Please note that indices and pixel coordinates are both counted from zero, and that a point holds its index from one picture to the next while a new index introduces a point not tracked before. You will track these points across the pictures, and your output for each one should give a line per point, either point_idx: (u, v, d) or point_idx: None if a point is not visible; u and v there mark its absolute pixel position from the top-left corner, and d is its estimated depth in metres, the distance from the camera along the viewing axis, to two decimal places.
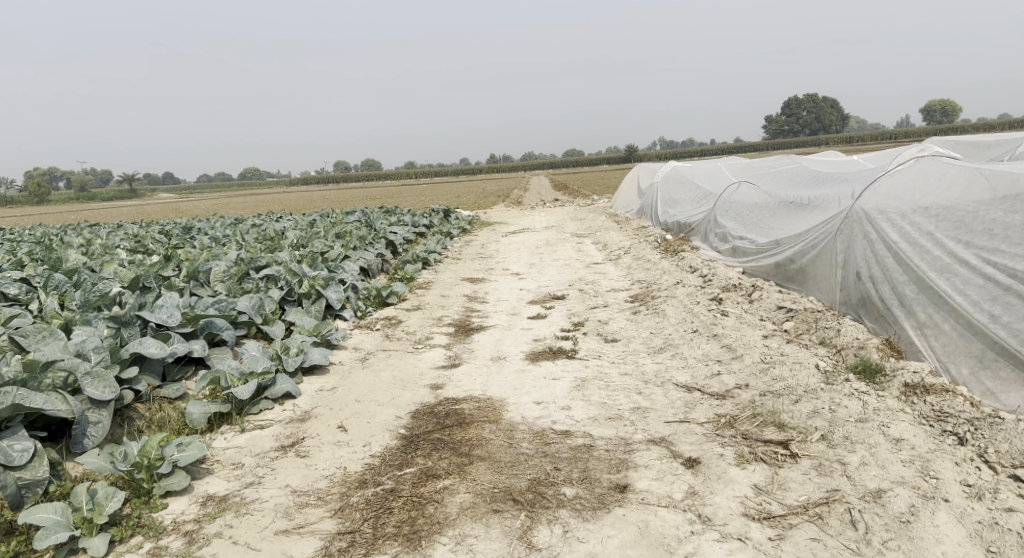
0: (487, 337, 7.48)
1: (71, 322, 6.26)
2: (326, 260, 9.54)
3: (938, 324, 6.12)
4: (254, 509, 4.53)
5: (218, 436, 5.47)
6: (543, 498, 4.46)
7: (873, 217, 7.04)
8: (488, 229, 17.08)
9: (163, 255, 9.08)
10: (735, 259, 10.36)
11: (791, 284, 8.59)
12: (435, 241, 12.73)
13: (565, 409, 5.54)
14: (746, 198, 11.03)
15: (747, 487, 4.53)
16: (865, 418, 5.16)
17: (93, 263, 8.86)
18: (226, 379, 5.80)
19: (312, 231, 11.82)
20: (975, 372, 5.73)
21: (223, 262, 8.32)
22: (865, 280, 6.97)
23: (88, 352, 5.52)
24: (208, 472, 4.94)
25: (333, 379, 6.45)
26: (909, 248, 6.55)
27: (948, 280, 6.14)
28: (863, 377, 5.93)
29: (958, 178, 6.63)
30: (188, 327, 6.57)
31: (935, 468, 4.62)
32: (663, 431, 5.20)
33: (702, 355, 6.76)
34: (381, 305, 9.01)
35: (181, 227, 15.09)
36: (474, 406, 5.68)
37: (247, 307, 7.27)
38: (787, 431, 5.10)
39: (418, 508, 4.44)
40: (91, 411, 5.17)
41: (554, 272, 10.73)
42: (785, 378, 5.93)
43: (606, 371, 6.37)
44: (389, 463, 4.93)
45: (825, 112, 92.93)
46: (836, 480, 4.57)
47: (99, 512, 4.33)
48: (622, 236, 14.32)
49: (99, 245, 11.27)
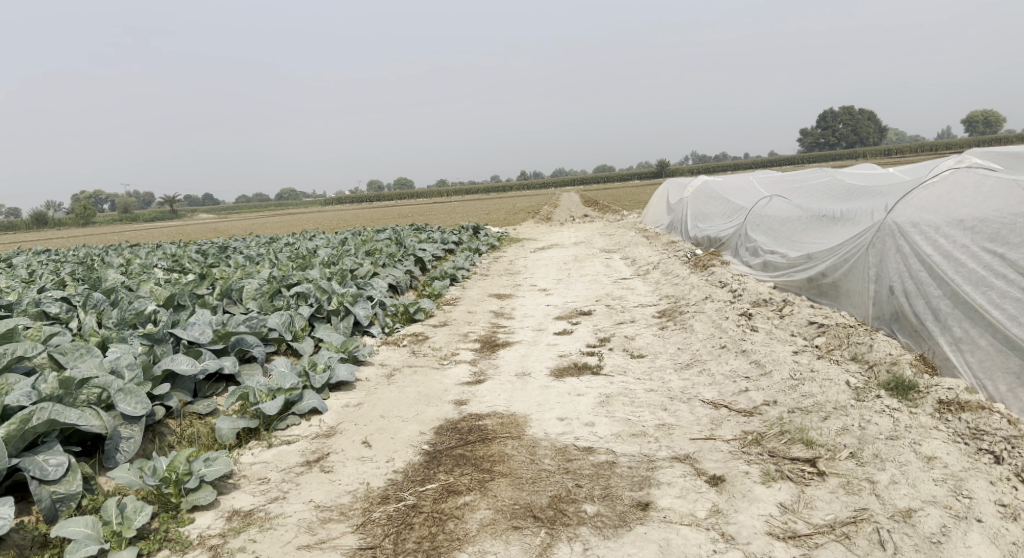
0: (512, 353, 7.48)
1: (108, 340, 6.43)
2: (355, 277, 9.65)
3: (974, 339, 5.96)
4: (278, 525, 4.57)
5: (245, 451, 5.55)
6: (564, 515, 4.43)
7: (906, 230, 6.91)
8: (518, 245, 17.14)
9: (197, 274, 9.29)
10: (766, 274, 10.24)
11: (822, 299, 8.46)
12: (464, 258, 12.80)
13: (589, 425, 5.51)
14: (777, 212, 10.91)
15: (772, 505, 4.45)
16: (896, 435, 5.03)
17: (131, 282, 9.10)
18: (254, 395, 5.90)
19: (343, 249, 11.96)
20: (1014, 389, 5.57)
21: (256, 280, 8.50)
22: (899, 294, 6.84)
23: (121, 369, 5.64)
24: (235, 487, 5.01)
25: (359, 396, 6.50)
26: (943, 262, 6.42)
27: (985, 294, 5.99)
28: (895, 394, 5.79)
29: (995, 191, 6.51)
30: (219, 344, 6.69)
31: (968, 487, 4.48)
32: (688, 448, 5.13)
33: (730, 371, 6.67)
34: (409, 321, 9.08)
35: (217, 246, 15.35)
36: (497, 422, 5.68)
37: (277, 324, 7.38)
38: (815, 449, 5.00)
39: (439, 524, 4.44)
40: (124, 427, 5.29)
41: (581, 287, 10.70)
42: (814, 395, 5.83)
43: (632, 387, 6.32)
44: (412, 479, 4.95)
45: (863, 124, 91.44)
46: (864, 499, 4.47)
47: (128, 526, 4.41)
48: (651, 251, 14.22)
49: (138, 265, 11.56)
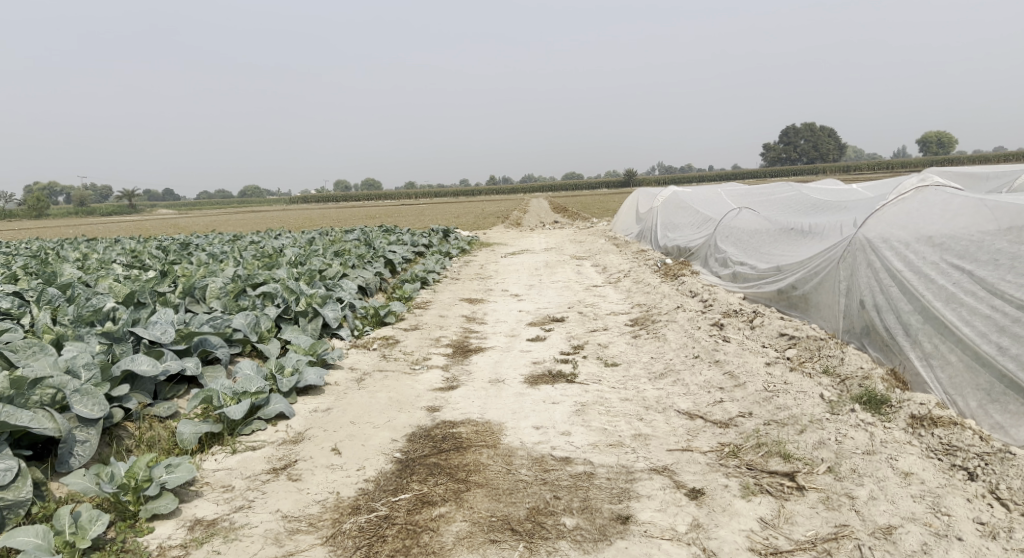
0: (485, 359, 7.37)
1: (62, 337, 6.15)
2: (324, 278, 9.45)
3: (945, 354, 6.01)
4: (243, 536, 4.38)
5: (208, 456, 5.33)
6: (542, 528, 4.33)
7: (876, 245, 6.95)
8: (487, 249, 17.04)
9: (158, 271, 8.99)
10: (735, 284, 10.28)
11: (792, 311, 8.49)
12: (434, 260, 12.64)
13: (565, 435, 5.42)
14: (747, 223, 10.97)
15: (752, 520, 4.40)
16: (872, 450, 5.03)
17: (87, 277, 8.77)
18: (219, 399, 5.68)
19: (310, 249, 11.71)
20: (983, 405, 5.62)
21: (220, 278, 8.25)
22: (869, 308, 6.87)
23: (78, 368, 5.39)
24: (197, 495, 4.80)
25: (328, 400, 6.32)
26: (913, 277, 6.47)
27: (955, 310, 6.05)
28: (868, 408, 5.80)
29: (962, 209, 6.59)
30: (181, 344, 6.46)
31: (946, 504, 4.49)
32: (665, 459, 5.07)
33: (704, 381, 6.63)
34: (379, 324, 8.89)
35: (178, 243, 14.92)
36: (472, 430, 5.55)
37: (242, 325, 7.16)
38: (792, 463, 4.97)
39: (413, 536, 4.30)
40: (79, 430, 5.05)
41: (553, 294, 10.63)
42: (790, 408, 5.81)
43: (607, 396, 6.24)
44: (384, 488, 4.80)
45: (823, 140, 93.44)
46: (844, 515, 4.44)
47: (82, 536, 4.18)
48: (621, 259, 14.22)
49: (95, 260, 11.20)
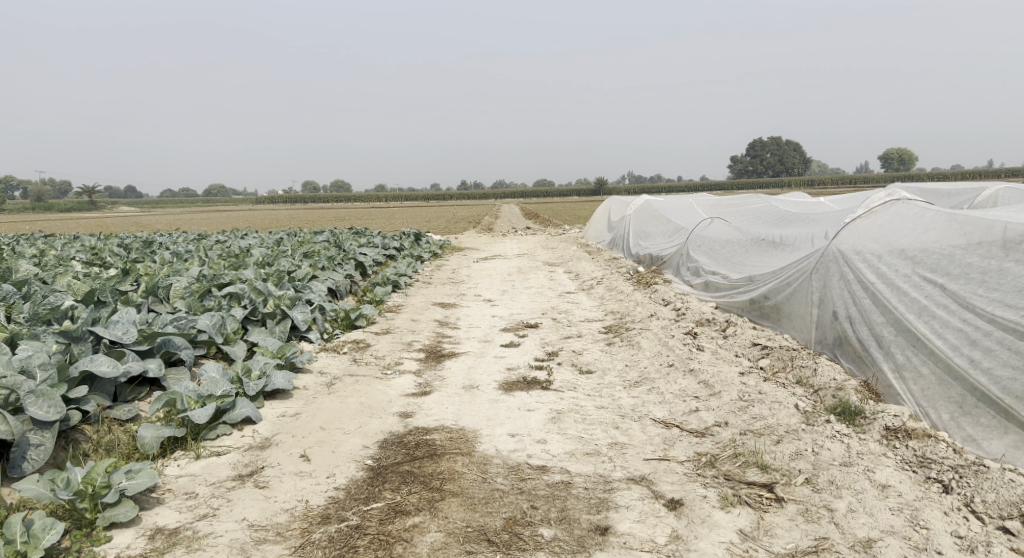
0: (458, 364, 7.24)
1: (17, 336, 5.91)
2: (292, 279, 9.24)
3: (917, 367, 6.03)
4: (207, 545, 4.20)
5: (170, 462, 5.14)
6: (519, 539, 4.22)
7: (849, 257, 6.98)
8: (459, 254, 16.90)
9: (120, 269, 8.72)
10: (707, 294, 10.29)
11: (764, 321, 8.50)
12: (406, 264, 12.48)
13: (541, 442, 5.32)
14: (719, 233, 11.01)
15: (732, 532, 4.34)
16: (849, 462, 5.02)
17: (45, 274, 8.48)
18: (182, 401, 5.48)
19: (279, 250, 11.48)
20: (956, 417, 5.63)
21: (185, 279, 8.01)
22: (842, 320, 6.89)
23: (33, 368, 5.18)
24: (158, 502, 4.60)
25: (296, 405, 6.14)
26: (886, 289, 6.50)
27: (927, 323, 6.08)
28: (843, 419, 5.79)
29: (934, 223, 6.65)
30: (143, 345, 6.24)
31: (925, 518, 4.48)
32: (643, 468, 4.99)
33: (680, 390, 6.58)
34: (349, 328, 8.71)
35: (142, 241, 14.53)
36: (446, 437, 5.43)
37: (208, 326, 6.95)
38: (770, 474, 4.93)
39: (385, 547, 4.16)
40: (33, 433, 4.83)
41: (526, 300, 10.53)
42: (765, 418, 5.78)
43: (582, 404, 6.16)
44: (355, 497, 4.65)
45: (789, 154, 95.16)
46: (824, 528, 4.41)
47: (34, 545, 3.95)
48: (594, 266, 14.19)
49: (53, 257, 10.85)
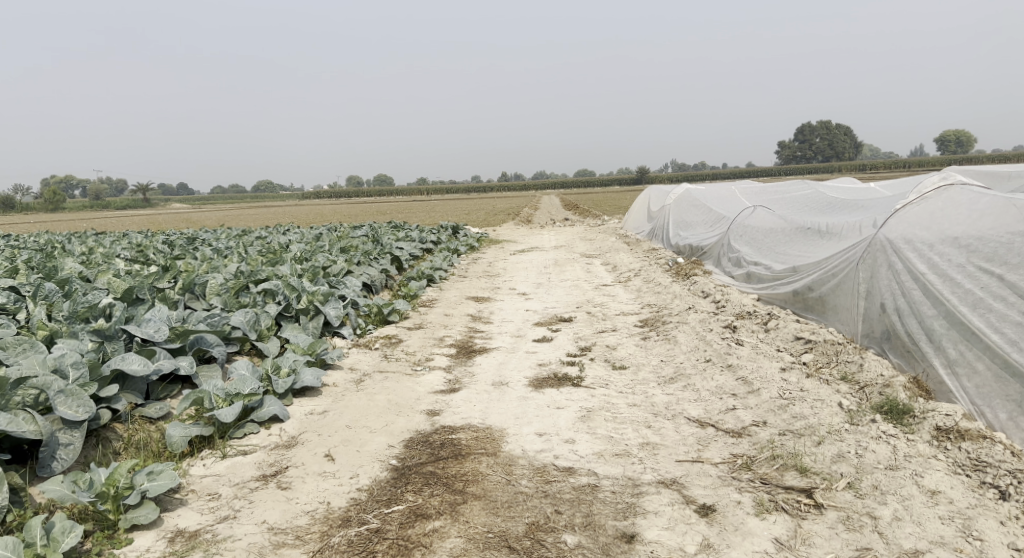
0: (489, 360, 7.12)
1: (56, 335, 5.98)
2: (327, 274, 9.21)
3: (971, 363, 5.69)
4: (226, 549, 4.15)
5: (196, 462, 5.11)
6: (542, 546, 4.07)
7: (899, 247, 6.62)
8: (497, 247, 16.76)
9: (161, 266, 8.79)
10: (749, 285, 9.95)
11: (808, 313, 8.16)
12: (442, 257, 12.41)
13: (569, 443, 5.16)
14: (761, 222, 10.65)
15: (767, 541, 4.12)
16: (896, 465, 4.74)
17: (89, 272, 8.60)
18: (209, 400, 5.45)
19: (315, 245, 11.47)
20: (1014, 417, 5.29)
21: (221, 275, 8.03)
22: (890, 312, 6.54)
23: (65, 368, 5.20)
24: (181, 503, 4.58)
25: (324, 402, 6.09)
26: (938, 280, 6.15)
27: (982, 316, 5.72)
28: (890, 417, 5.47)
29: (990, 209, 6.24)
30: (176, 343, 6.24)
31: (978, 528, 4.21)
32: (674, 471, 4.80)
33: (716, 387, 6.33)
34: (382, 323, 8.66)
35: (185, 238, 14.70)
36: (472, 436, 5.31)
37: (240, 322, 6.93)
38: (810, 478, 4.68)
39: (404, 552, 4.06)
40: (63, 432, 4.84)
41: (561, 293, 10.35)
42: (806, 417, 5.50)
43: (613, 402, 5.97)
44: (377, 499, 4.55)
45: (839, 139, 92.76)
46: (866, 537, 4.17)
47: (53, 548, 3.95)
48: (632, 257, 13.91)
49: (101, 254, 11.09)
